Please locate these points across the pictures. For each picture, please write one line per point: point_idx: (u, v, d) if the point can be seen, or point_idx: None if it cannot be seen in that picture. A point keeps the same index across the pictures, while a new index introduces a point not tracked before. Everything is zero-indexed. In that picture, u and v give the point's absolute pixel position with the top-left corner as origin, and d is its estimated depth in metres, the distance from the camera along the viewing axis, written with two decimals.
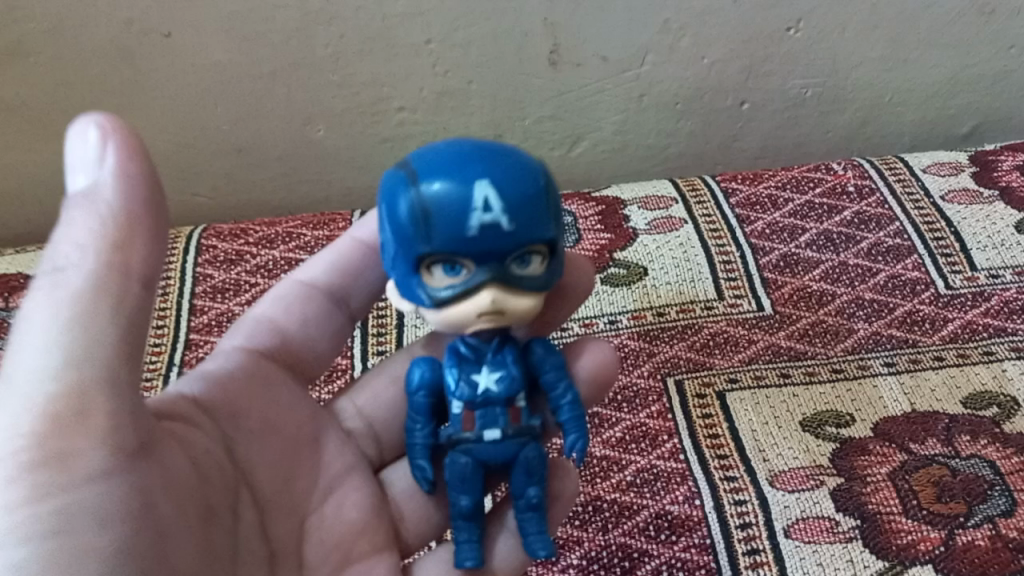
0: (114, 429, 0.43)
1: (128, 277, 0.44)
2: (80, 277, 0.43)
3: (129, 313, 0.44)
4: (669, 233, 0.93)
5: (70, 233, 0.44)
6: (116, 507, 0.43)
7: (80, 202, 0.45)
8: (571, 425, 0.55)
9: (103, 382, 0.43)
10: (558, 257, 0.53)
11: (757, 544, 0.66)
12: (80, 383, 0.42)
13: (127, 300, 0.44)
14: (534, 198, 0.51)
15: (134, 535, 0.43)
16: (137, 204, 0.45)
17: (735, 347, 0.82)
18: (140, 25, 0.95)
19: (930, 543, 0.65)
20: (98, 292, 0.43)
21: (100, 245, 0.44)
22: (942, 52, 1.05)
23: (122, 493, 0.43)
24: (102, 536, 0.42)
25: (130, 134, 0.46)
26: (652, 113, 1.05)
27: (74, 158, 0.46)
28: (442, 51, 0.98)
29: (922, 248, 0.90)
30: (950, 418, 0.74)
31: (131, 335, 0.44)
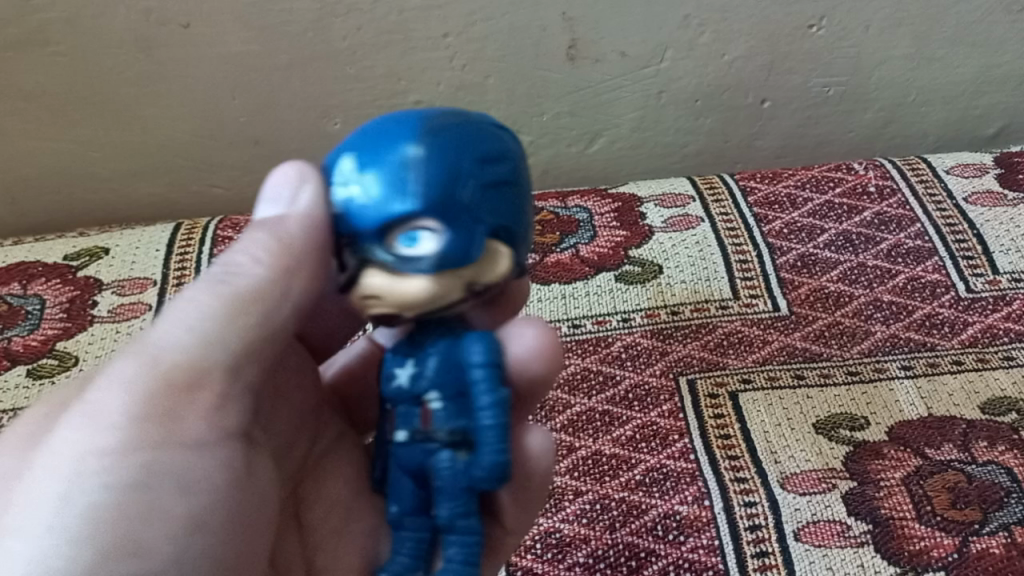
0: (213, 412, 0.51)
1: (284, 302, 0.52)
2: (243, 285, 0.51)
3: (267, 341, 0.52)
4: (685, 231, 0.92)
5: (246, 250, 0.52)
6: (205, 480, 0.51)
7: (266, 225, 0.52)
8: (487, 436, 0.46)
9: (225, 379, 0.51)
10: (461, 234, 0.45)
11: (766, 547, 0.65)
12: (210, 377, 0.50)
13: (274, 323, 0.52)
14: (399, 167, 0.45)
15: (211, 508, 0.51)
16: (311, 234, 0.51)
17: (749, 347, 0.81)
18: (158, 15, 0.95)
19: (943, 550, 0.64)
20: (252, 311, 0.51)
21: (268, 267, 0.51)
22: (969, 51, 1.03)
23: (209, 468, 0.51)
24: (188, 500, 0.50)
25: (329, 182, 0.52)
26: (671, 109, 1.05)
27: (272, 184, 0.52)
28: (460, 44, 0.98)
29: (943, 250, 0.88)
30: (967, 423, 0.73)
31: (257, 353, 0.52)
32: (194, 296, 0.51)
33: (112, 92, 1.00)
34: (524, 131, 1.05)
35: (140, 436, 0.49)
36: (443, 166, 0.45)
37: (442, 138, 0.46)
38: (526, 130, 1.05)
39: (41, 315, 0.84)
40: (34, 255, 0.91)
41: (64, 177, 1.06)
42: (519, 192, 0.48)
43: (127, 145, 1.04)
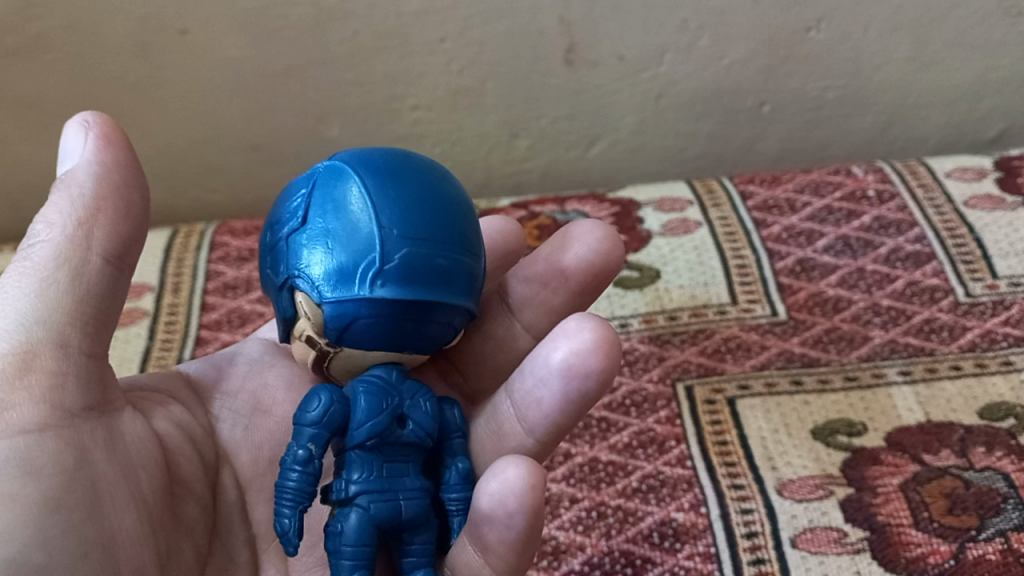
0: (53, 388, 0.47)
1: (89, 250, 0.49)
2: (46, 251, 0.48)
3: (90, 297, 0.49)
4: (683, 236, 0.92)
5: (47, 214, 0.49)
6: (50, 463, 0.46)
7: (60, 186, 0.50)
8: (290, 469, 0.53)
9: (52, 345, 0.48)
10: (285, 295, 0.54)
11: (763, 554, 0.65)
12: (34, 343, 0.47)
13: (87, 271, 0.49)
14: (265, 247, 0.56)
15: (63, 488, 0.46)
16: (103, 181, 0.50)
17: (747, 353, 0.81)
18: (156, 21, 0.96)
19: (939, 557, 0.63)
20: (67, 281, 0.48)
21: (68, 224, 0.49)
22: (969, 54, 1.03)
23: (53, 447, 0.47)
24: (32, 482, 0.46)
25: (112, 126, 0.51)
26: (669, 113, 1.05)
27: (63, 152, 0.51)
28: (457, 49, 0.98)
29: (942, 254, 0.88)
30: (965, 429, 0.72)
31: (83, 311, 0.49)
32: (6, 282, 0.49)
33: (111, 99, 1.00)
34: (523, 136, 1.05)
35: None
36: (281, 226, 0.54)
37: (286, 209, 0.54)
38: (525, 135, 1.05)
39: None
40: None
41: None
42: (355, 225, 0.52)
43: None
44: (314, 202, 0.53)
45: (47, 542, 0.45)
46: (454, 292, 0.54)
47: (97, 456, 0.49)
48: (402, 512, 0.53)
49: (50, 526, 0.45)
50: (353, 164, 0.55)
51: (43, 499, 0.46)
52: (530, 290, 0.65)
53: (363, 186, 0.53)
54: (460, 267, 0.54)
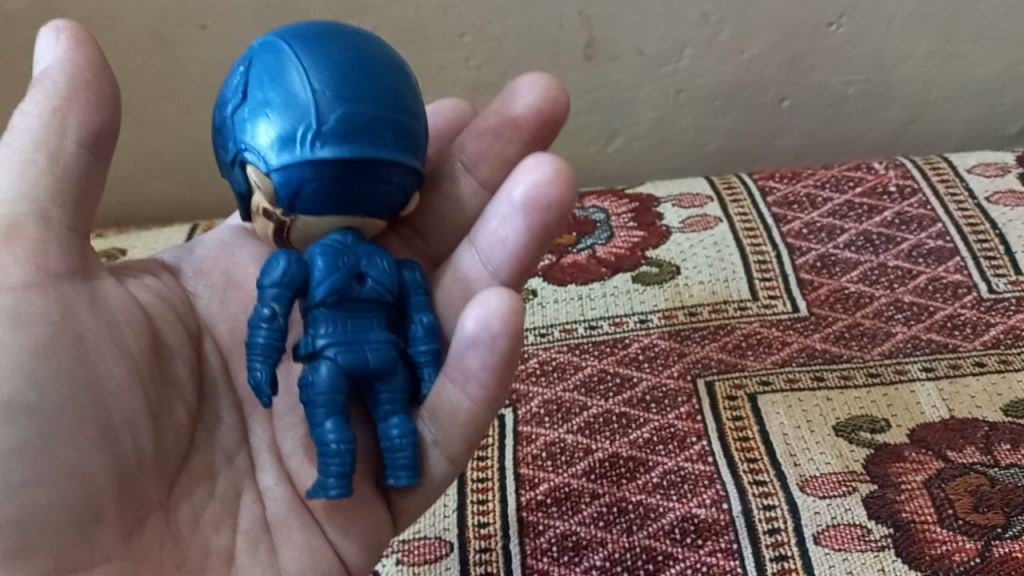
0: (38, 250, 0.52)
1: (64, 135, 0.53)
2: (26, 135, 0.52)
3: (68, 177, 0.53)
4: (703, 231, 0.92)
5: (24, 106, 0.53)
6: (36, 314, 0.50)
7: (35, 85, 0.54)
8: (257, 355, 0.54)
9: (32, 214, 0.52)
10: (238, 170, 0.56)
11: (785, 550, 0.64)
12: (15, 211, 0.51)
13: (62, 154, 0.53)
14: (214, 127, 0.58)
15: (48, 335, 0.50)
16: (76, 78, 0.54)
17: (768, 349, 0.81)
18: (176, 16, 0.96)
19: (965, 554, 0.63)
20: (47, 158, 0.52)
21: (43, 113, 0.53)
22: (992, 48, 1.02)
23: (40, 302, 0.51)
24: (19, 330, 0.49)
25: (82, 32, 0.55)
26: (688, 109, 1.04)
27: (37, 54, 0.55)
28: (476, 44, 0.98)
29: (965, 250, 0.87)
30: (990, 426, 0.72)
31: (64, 185, 0.53)
32: None
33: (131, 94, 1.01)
34: None
35: None
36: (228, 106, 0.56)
37: (229, 88, 0.56)
38: None
39: None
40: None
41: None
42: (292, 93, 0.54)
43: (144, 147, 1.05)
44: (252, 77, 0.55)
45: (37, 382, 0.49)
46: (388, 146, 0.55)
47: (81, 312, 0.52)
48: (369, 361, 0.55)
49: (42, 368, 0.49)
50: (284, 38, 0.56)
51: (31, 347, 0.49)
52: (484, 143, 0.66)
53: (296, 57, 0.54)
54: (409, 126, 0.56)
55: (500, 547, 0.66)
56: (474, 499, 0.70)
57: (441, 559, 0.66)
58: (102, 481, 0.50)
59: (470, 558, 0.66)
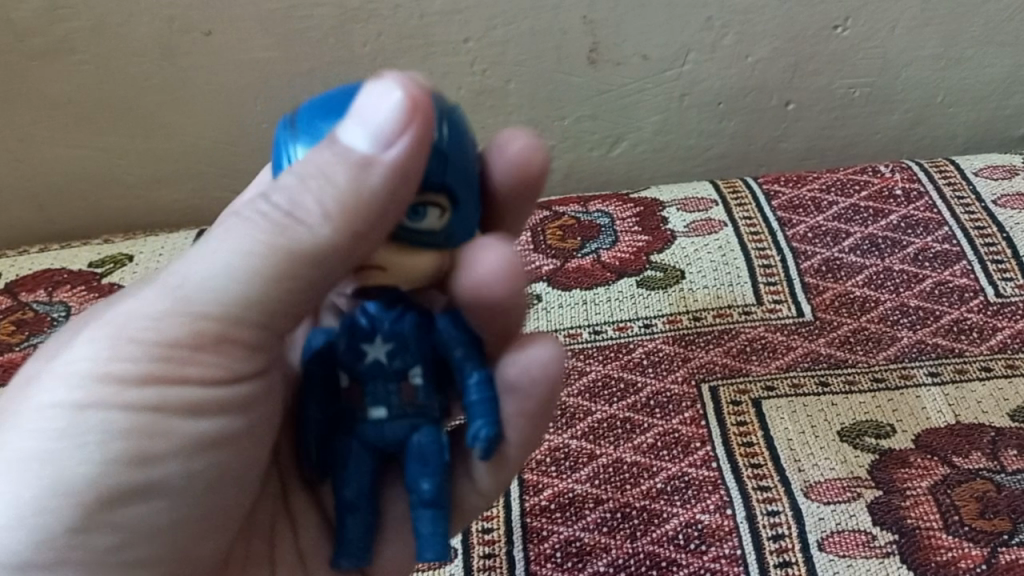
0: (231, 352, 0.48)
1: (347, 259, 0.46)
2: (309, 234, 0.45)
3: (309, 293, 0.48)
4: (707, 235, 0.92)
5: (305, 194, 0.45)
6: (209, 412, 0.49)
7: (332, 150, 0.44)
8: (478, 409, 0.49)
9: (251, 324, 0.48)
10: (460, 212, 0.47)
11: (789, 557, 0.64)
12: (229, 314, 0.47)
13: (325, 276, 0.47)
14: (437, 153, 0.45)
15: (211, 432, 0.50)
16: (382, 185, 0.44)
17: (772, 353, 0.80)
18: (182, 23, 0.96)
19: (971, 561, 0.62)
20: (276, 256, 0.46)
21: (333, 221, 0.45)
22: (998, 50, 1.02)
23: (218, 404, 0.49)
24: (190, 428, 0.49)
25: (422, 106, 0.43)
26: (693, 112, 1.04)
27: (372, 111, 0.43)
28: (481, 49, 0.98)
29: (972, 254, 0.87)
30: (996, 431, 0.71)
31: (295, 303, 0.48)
32: (250, 227, 0.46)
33: (138, 100, 1.01)
34: (546, 136, 1.05)
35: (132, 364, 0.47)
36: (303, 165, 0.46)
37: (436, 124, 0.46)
38: (548, 135, 1.05)
39: (68, 319, 0.84)
40: (59, 263, 0.92)
41: (90, 184, 1.07)
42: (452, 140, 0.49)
43: (150, 153, 1.05)
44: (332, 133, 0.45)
45: (187, 477, 0.49)
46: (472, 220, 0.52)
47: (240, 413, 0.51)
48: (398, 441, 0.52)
49: (198, 463, 0.50)
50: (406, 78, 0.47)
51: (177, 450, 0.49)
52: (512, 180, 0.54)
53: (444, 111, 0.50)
54: None
55: (504, 552, 0.66)
56: None
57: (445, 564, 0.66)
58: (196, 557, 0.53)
59: (474, 564, 0.66)
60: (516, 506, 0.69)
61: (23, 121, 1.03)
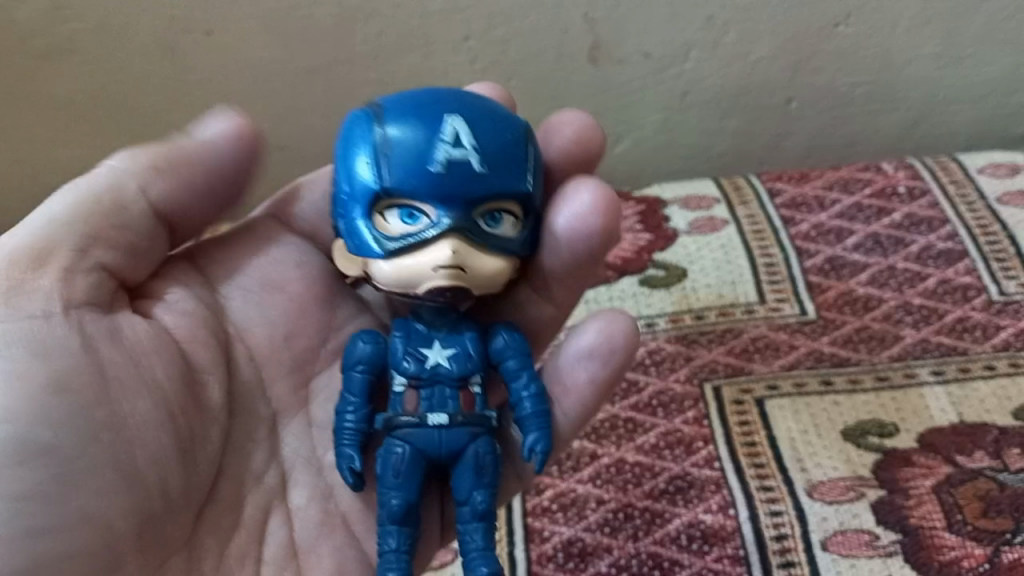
0: (67, 284, 0.51)
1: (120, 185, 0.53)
2: (87, 179, 0.53)
3: (121, 215, 0.53)
4: (710, 234, 0.92)
5: (103, 155, 0.54)
6: (58, 349, 0.49)
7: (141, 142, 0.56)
8: (532, 422, 0.53)
9: (70, 249, 0.51)
10: (526, 224, 0.54)
11: (792, 557, 0.64)
12: (54, 242, 0.51)
13: (121, 201, 0.53)
14: (510, 152, 0.53)
15: (69, 368, 0.49)
16: (222, 156, 0.56)
17: (775, 352, 0.80)
18: (182, 22, 0.96)
19: (974, 560, 0.62)
20: (96, 197, 0.52)
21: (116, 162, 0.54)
22: (1001, 47, 1.01)
23: (64, 331, 0.50)
24: (38, 366, 0.48)
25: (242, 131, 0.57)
26: (695, 110, 1.04)
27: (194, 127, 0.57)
28: (482, 48, 0.98)
29: (975, 253, 0.86)
30: (1000, 430, 0.71)
31: (110, 222, 0.52)
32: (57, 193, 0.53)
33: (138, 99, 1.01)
34: None
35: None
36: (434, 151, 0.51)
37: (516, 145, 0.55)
38: None
39: None
40: None
41: None
42: None
43: None
44: (470, 125, 0.52)
45: (54, 418, 0.48)
46: None
47: (104, 346, 0.51)
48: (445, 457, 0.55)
49: (54, 401, 0.48)
50: None
51: (47, 381, 0.48)
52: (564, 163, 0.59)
53: None
54: None
55: (506, 553, 0.66)
56: None
57: (446, 565, 0.66)
58: (121, 528, 0.49)
59: None
60: (519, 507, 0.69)
61: (24, 121, 1.02)
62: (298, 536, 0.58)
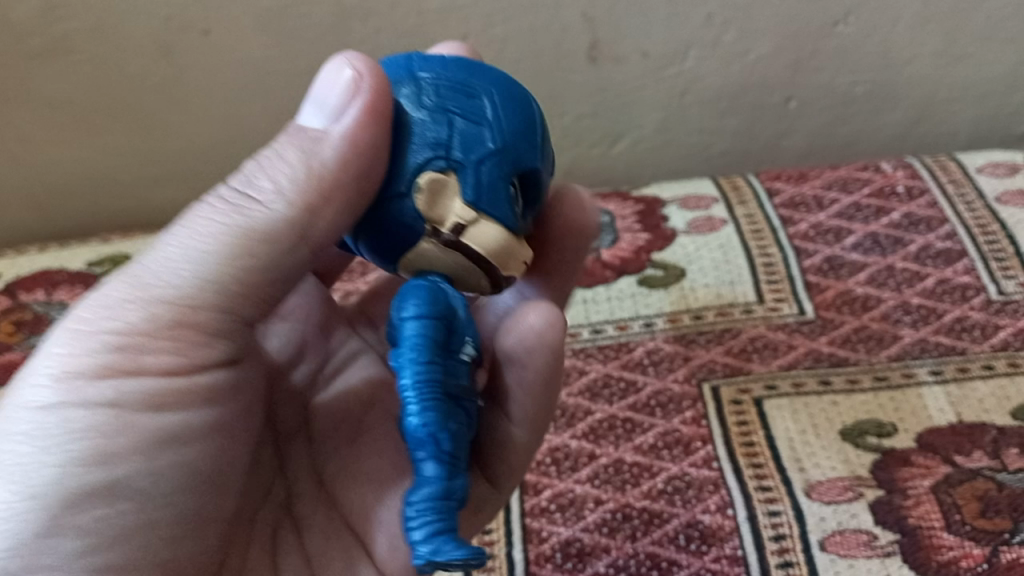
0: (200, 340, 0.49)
1: (280, 241, 0.47)
2: (244, 214, 0.47)
3: (265, 272, 0.48)
4: (708, 234, 0.92)
5: (270, 171, 0.47)
6: (183, 401, 0.49)
7: (301, 139, 0.48)
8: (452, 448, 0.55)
9: (215, 307, 0.48)
10: None
11: (791, 557, 0.64)
12: (195, 296, 0.47)
13: (276, 248, 0.47)
14: None
15: (183, 422, 0.49)
16: (349, 173, 0.46)
17: (774, 352, 0.80)
18: (179, 22, 0.96)
19: (972, 560, 0.62)
20: (246, 243, 0.47)
21: (284, 189, 0.47)
22: (1001, 46, 1.01)
23: (190, 387, 0.49)
24: (157, 419, 0.48)
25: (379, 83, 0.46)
26: (693, 110, 1.04)
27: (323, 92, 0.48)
28: (479, 46, 0.98)
29: (974, 252, 0.86)
30: (998, 430, 0.71)
31: (256, 285, 0.48)
32: (205, 215, 0.48)
33: (137, 99, 1.01)
34: None
35: (114, 358, 0.47)
36: (439, 124, 0.46)
37: None
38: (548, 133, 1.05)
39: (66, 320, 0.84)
40: (58, 263, 0.92)
41: (89, 183, 1.07)
42: None
43: (150, 152, 1.06)
44: None
45: (164, 474, 0.49)
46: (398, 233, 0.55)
47: (220, 398, 0.52)
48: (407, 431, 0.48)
49: (166, 458, 0.49)
50: None
51: (152, 433, 0.48)
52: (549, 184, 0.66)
53: None
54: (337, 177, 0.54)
55: (503, 554, 0.66)
56: None
57: None
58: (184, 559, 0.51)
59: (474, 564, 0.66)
60: (517, 506, 0.69)
61: (21, 121, 1.02)
62: (309, 547, 0.58)
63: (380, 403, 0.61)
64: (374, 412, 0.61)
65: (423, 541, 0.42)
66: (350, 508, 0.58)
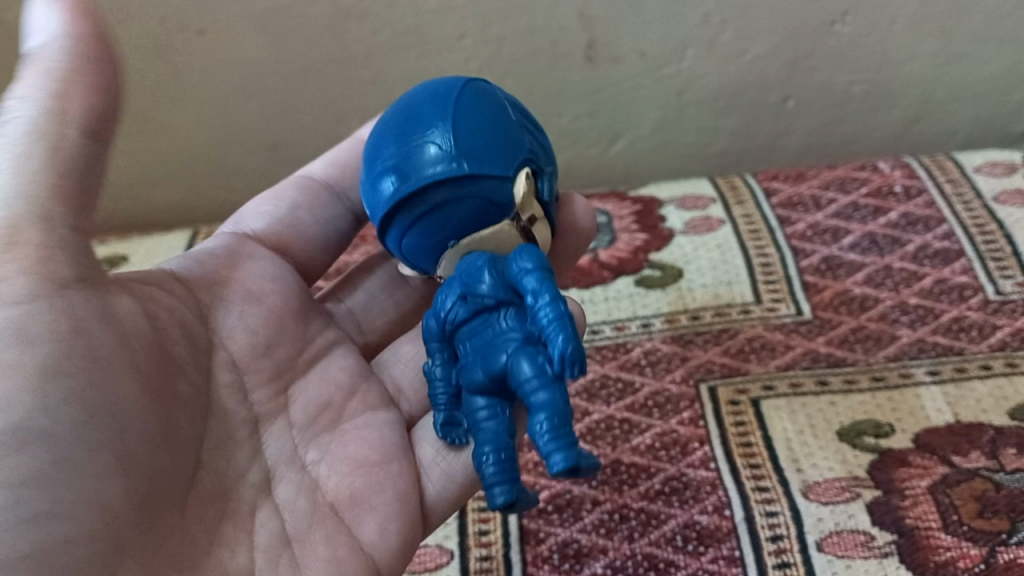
0: (39, 261, 0.50)
1: (66, 128, 0.52)
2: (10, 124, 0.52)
3: (73, 159, 0.53)
4: (706, 234, 0.92)
5: (21, 88, 0.53)
6: (44, 330, 0.49)
7: (30, 59, 0.54)
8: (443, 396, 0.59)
9: (33, 217, 0.51)
10: None
11: (788, 557, 0.64)
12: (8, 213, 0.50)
13: (64, 146, 0.52)
14: None
15: (59, 351, 0.49)
16: (76, 59, 0.53)
17: (771, 353, 0.80)
18: (175, 22, 0.96)
19: (970, 561, 0.62)
20: (42, 147, 0.51)
21: (38, 99, 0.52)
22: (999, 46, 1.01)
23: (41, 315, 0.49)
24: (27, 352, 0.48)
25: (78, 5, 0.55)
26: (690, 109, 1.04)
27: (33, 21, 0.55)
28: (476, 47, 0.98)
29: (971, 252, 0.86)
30: (996, 430, 0.71)
31: (61, 177, 0.52)
32: None
33: (135, 101, 1.01)
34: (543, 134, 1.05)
35: None
36: (509, 159, 0.56)
37: None
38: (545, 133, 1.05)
39: None
40: None
41: None
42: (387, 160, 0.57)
43: (147, 152, 1.06)
44: None
45: (52, 403, 0.48)
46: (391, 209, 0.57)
47: (94, 325, 0.51)
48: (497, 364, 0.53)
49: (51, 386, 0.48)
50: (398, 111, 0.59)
51: (43, 361, 0.48)
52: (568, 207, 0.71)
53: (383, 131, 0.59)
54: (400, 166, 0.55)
55: (500, 555, 0.66)
56: (477, 507, 0.70)
57: (442, 567, 0.66)
58: (118, 508, 0.48)
59: (471, 566, 0.66)
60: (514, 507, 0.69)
61: None
62: (289, 529, 0.57)
63: (359, 396, 0.64)
64: (356, 404, 0.64)
65: (561, 450, 0.49)
66: (336, 493, 0.59)
